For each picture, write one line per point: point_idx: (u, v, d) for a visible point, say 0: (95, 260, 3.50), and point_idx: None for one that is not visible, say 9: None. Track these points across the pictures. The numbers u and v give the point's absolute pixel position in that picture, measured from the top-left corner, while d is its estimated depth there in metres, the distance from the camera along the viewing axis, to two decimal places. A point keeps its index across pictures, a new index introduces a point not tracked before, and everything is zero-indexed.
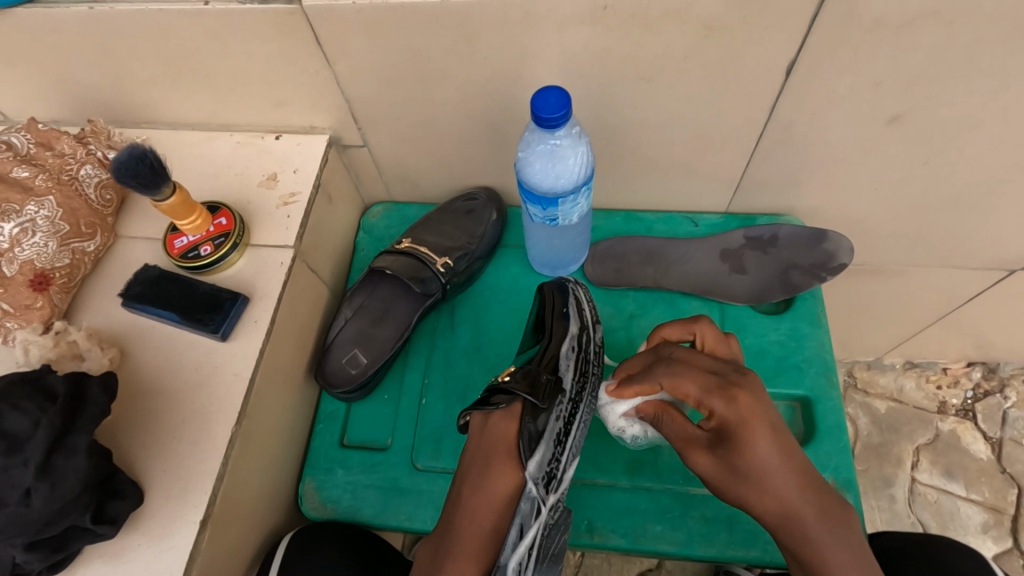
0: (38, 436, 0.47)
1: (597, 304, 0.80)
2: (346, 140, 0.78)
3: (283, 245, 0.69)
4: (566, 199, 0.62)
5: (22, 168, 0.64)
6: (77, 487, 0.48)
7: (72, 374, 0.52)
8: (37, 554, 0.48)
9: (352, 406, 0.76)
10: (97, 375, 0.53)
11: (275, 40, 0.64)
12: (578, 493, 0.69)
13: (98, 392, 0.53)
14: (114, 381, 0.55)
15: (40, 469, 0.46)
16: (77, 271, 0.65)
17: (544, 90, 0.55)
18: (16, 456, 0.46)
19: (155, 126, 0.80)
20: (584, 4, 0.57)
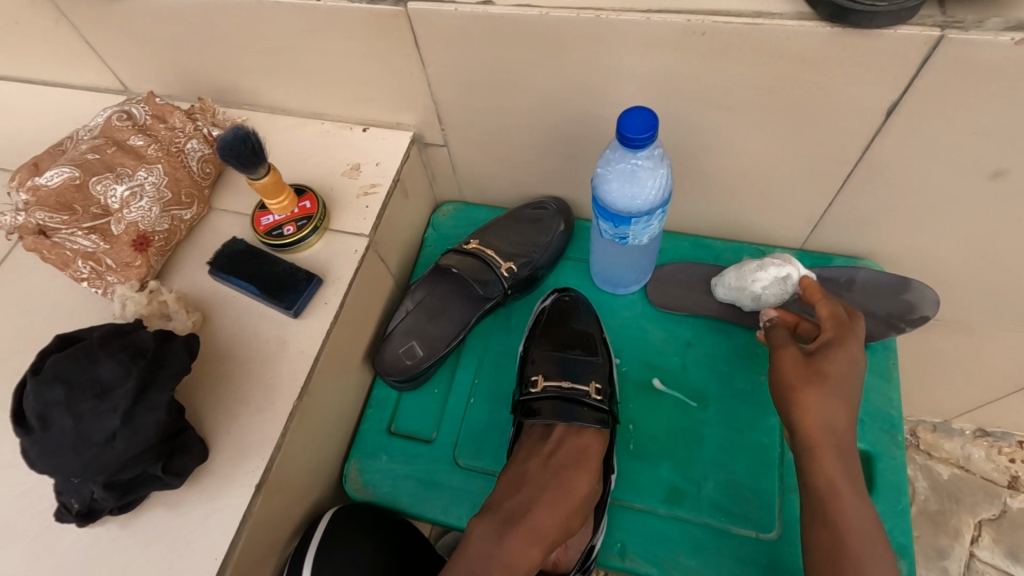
0: (125, 386, 0.51)
1: (653, 326, 0.79)
2: (428, 138, 0.81)
3: (359, 233, 0.72)
4: (639, 219, 0.62)
5: (138, 137, 0.69)
6: (153, 438, 0.52)
7: (160, 334, 0.56)
8: (110, 493, 0.53)
9: (402, 395, 0.79)
10: (182, 336, 0.57)
11: (376, 38, 0.67)
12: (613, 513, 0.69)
13: (181, 352, 0.56)
14: (197, 343, 0.58)
15: (121, 419, 0.50)
16: (172, 237, 0.70)
17: (632, 110, 0.55)
18: (104, 402, 0.50)
19: (254, 108, 0.85)
20: (680, 28, 0.56)
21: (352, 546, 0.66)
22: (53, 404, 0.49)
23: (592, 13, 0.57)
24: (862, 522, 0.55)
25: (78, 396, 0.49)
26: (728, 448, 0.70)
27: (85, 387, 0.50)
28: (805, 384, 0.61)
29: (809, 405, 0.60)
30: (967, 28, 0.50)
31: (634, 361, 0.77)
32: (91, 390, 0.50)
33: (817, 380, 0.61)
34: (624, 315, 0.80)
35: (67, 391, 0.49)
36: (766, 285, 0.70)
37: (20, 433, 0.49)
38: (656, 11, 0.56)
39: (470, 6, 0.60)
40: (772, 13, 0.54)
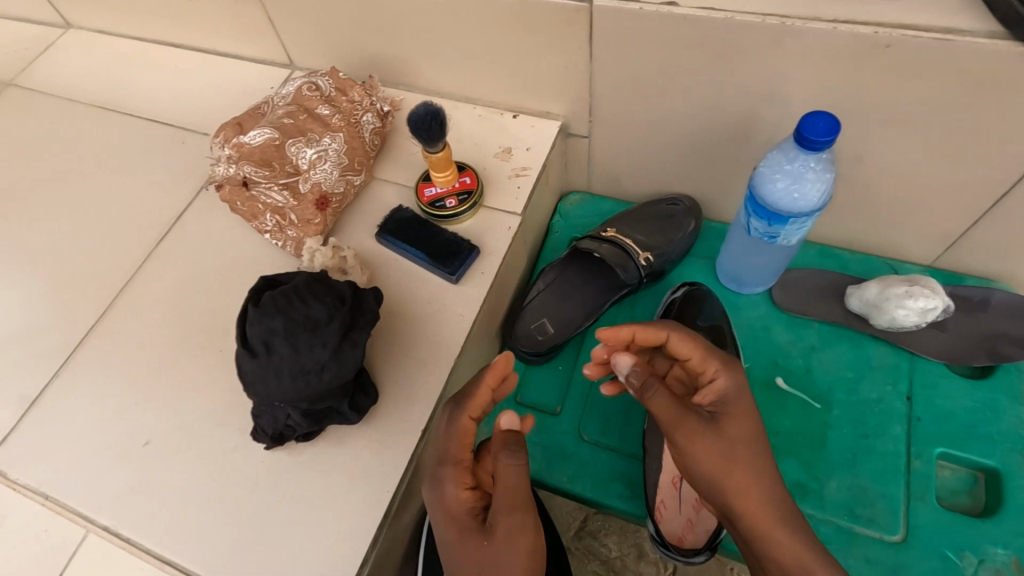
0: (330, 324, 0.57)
1: (778, 328, 0.81)
2: (573, 129, 0.85)
3: (512, 212, 0.77)
4: (798, 220, 0.64)
5: (325, 107, 0.75)
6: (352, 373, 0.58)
7: (353, 285, 0.62)
8: (305, 419, 0.60)
9: (529, 369, 0.83)
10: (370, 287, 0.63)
11: (553, 31, 0.72)
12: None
13: (370, 301, 0.62)
14: (381, 294, 0.64)
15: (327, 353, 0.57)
16: (345, 200, 0.76)
17: (814, 114, 0.57)
18: (316, 338, 0.56)
19: (410, 89, 0.91)
20: (865, 39, 0.59)
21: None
22: (273, 334, 0.55)
23: (777, 20, 0.61)
24: None
25: (294, 329, 0.55)
26: (853, 451, 0.72)
27: (299, 322, 0.56)
28: (709, 440, 0.56)
29: (737, 493, 0.55)
30: None
31: (758, 359, 0.80)
32: (305, 326, 0.56)
33: (711, 442, 0.56)
34: (748, 315, 0.83)
35: (286, 323, 0.55)
36: (905, 312, 0.72)
37: (241, 356, 0.56)
38: (843, 22, 0.59)
39: (656, 7, 0.64)
40: (963, 30, 0.56)
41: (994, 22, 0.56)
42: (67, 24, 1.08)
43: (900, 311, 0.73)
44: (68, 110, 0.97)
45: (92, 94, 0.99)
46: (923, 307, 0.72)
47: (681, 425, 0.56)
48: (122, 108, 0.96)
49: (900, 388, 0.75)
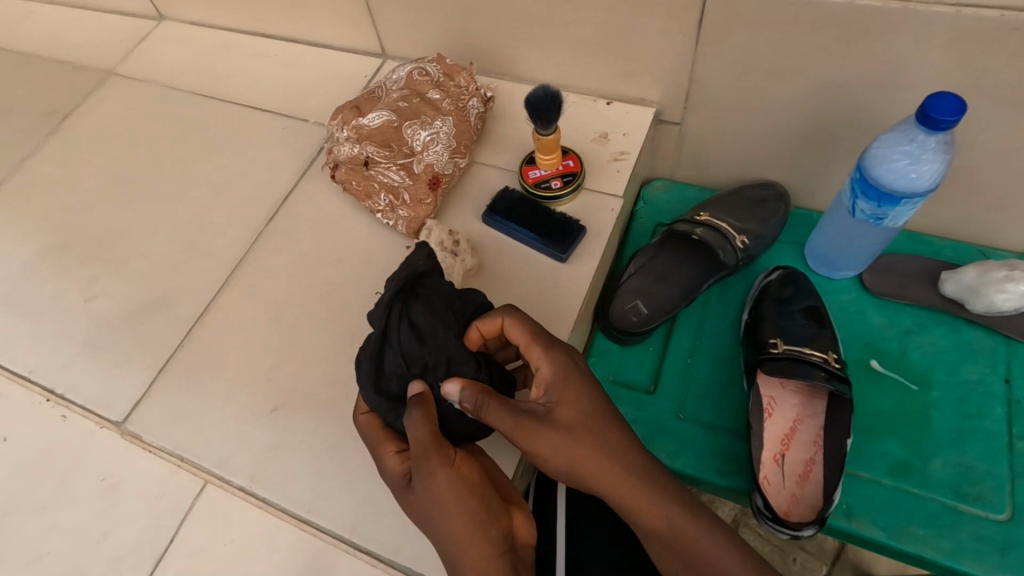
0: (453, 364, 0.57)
1: (871, 312, 0.82)
2: (666, 115, 0.87)
3: (613, 194, 0.78)
4: (911, 200, 0.66)
5: (436, 91, 0.78)
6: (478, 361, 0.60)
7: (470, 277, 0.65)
8: None
9: (622, 349, 0.85)
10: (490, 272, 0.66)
11: (662, 16, 0.74)
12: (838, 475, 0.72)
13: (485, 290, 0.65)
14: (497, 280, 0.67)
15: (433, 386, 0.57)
16: (450, 181, 0.78)
17: (940, 95, 0.59)
18: (448, 366, 0.58)
19: (502, 77, 0.93)
20: (990, 21, 0.60)
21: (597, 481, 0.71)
22: (404, 358, 0.57)
23: (900, 3, 0.62)
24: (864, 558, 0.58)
25: (411, 361, 0.57)
26: (957, 430, 0.73)
27: (413, 359, 0.57)
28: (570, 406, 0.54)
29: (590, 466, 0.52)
30: None
31: (853, 341, 0.81)
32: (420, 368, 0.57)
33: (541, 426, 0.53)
34: (841, 299, 0.84)
35: (399, 360, 0.57)
36: (1004, 295, 0.73)
37: (362, 369, 0.57)
38: (968, 4, 0.60)
39: None
40: None
41: None
42: (161, 17, 1.13)
43: (998, 294, 0.73)
44: (169, 97, 1.02)
45: (191, 82, 1.03)
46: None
47: (519, 425, 0.53)
48: (222, 96, 1.00)
49: (1000, 370, 0.76)
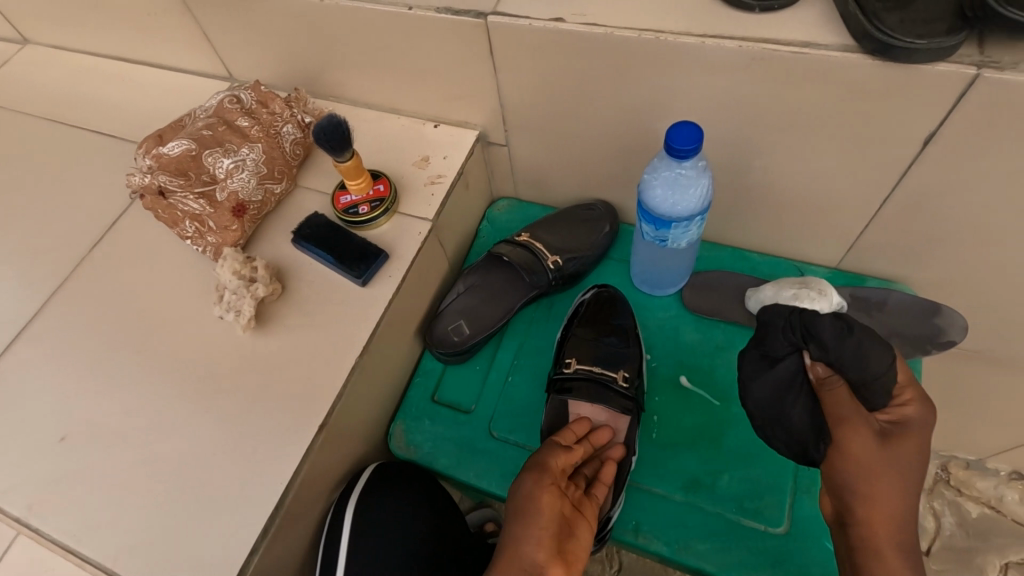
0: (785, 421, 0.61)
1: (687, 328, 0.84)
2: (492, 138, 0.89)
3: (423, 217, 0.81)
4: (679, 224, 0.68)
5: (244, 119, 0.79)
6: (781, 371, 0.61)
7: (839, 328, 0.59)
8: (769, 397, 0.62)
9: (448, 368, 0.86)
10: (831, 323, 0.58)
11: (456, 45, 0.75)
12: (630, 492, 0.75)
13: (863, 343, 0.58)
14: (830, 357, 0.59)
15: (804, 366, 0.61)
16: (264, 207, 0.80)
17: (680, 125, 0.61)
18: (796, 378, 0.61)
19: (340, 101, 0.95)
20: (732, 53, 0.62)
21: (393, 498, 0.75)
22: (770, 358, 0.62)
23: (653, 35, 0.64)
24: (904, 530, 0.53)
25: (781, 374, 0.61)
26: (748, 446, 0.75)
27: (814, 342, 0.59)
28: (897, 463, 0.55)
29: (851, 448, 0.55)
30: (1003, 68, 0.54)
31: (666, 359, 0.83)
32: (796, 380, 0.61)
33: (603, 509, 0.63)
34: (661, 316, 0.86)
35: (779, 373, 0.61)
36: None
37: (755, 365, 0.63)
38: (711, 36, 0.62)
39: (543, 23, 0.68)
40: (819, 44, 0.59)
41: (847, 36, 0.59)
42: (24, 40, 1.13)
43: None
44: (20, 122, 1.02)
45: (43, 107, 1.03)
46: (808, 309, 0.74)
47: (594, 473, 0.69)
48: (70, 121, 1.00)
49: None
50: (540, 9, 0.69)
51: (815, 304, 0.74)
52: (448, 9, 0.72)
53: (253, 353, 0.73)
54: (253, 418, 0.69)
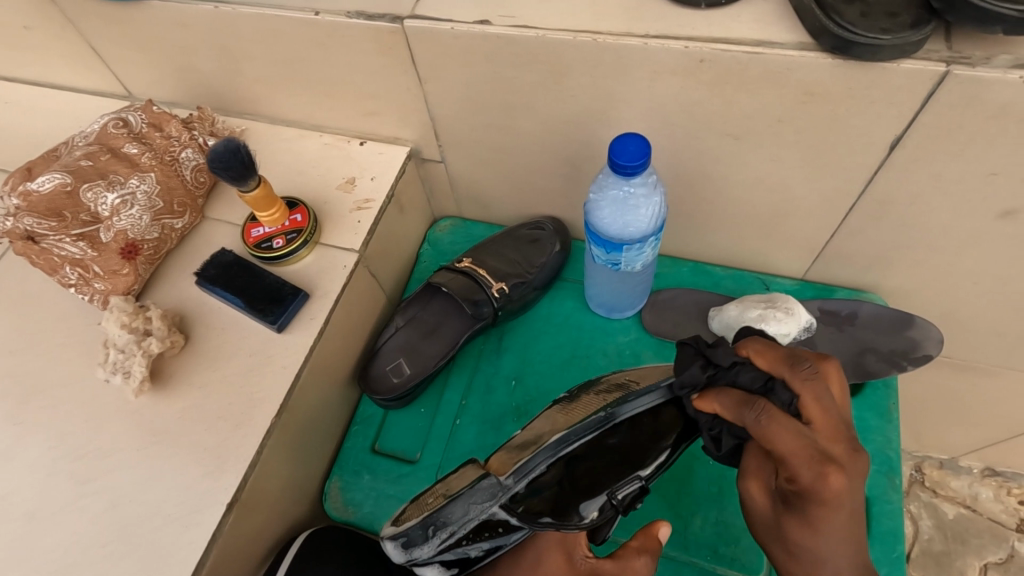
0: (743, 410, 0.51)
1: (648, 354, 0.77)
2: (425, 153, 0.80)
3: (349, 248, 0.72)
4: (632, 246, 0.61)
5: (133, 145, 0.70)
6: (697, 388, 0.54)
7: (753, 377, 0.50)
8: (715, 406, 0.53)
9: (389, 413, 0.78)
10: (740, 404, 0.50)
11: (373, 54, 0.66)
12: (601, 549, 0.67)
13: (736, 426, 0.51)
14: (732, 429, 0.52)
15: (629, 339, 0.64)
16: (163, 245, 0.69)
17: (623, 137, 0.54)
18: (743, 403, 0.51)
19: (254, 118, 0.85)
20: (679, 54, 0.55)
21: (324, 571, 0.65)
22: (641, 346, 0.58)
23: (590, 37, 0.57)
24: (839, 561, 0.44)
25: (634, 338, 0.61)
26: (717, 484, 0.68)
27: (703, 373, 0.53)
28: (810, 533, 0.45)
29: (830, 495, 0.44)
30: (976, 64, 0.49)
31: None
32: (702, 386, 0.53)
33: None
34: (619, 341, 0.79)
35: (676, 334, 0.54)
36: None
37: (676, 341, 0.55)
38: (655, 36, 0.55)
39: (467, 26, 0.60)
40: (773, 42, 0.53)
41: (804, 32, 0.53)
42: None
43: None
44: None
45: None
46: (771, 333, 0.69)
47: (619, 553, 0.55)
48: None
49: None
50: (463, 12, 0.61)
51: (778, 327, 0.69)
52: (360, 13, 0.63)
53: (152, 418, 0.63)
54: (153, 495, 0.59)
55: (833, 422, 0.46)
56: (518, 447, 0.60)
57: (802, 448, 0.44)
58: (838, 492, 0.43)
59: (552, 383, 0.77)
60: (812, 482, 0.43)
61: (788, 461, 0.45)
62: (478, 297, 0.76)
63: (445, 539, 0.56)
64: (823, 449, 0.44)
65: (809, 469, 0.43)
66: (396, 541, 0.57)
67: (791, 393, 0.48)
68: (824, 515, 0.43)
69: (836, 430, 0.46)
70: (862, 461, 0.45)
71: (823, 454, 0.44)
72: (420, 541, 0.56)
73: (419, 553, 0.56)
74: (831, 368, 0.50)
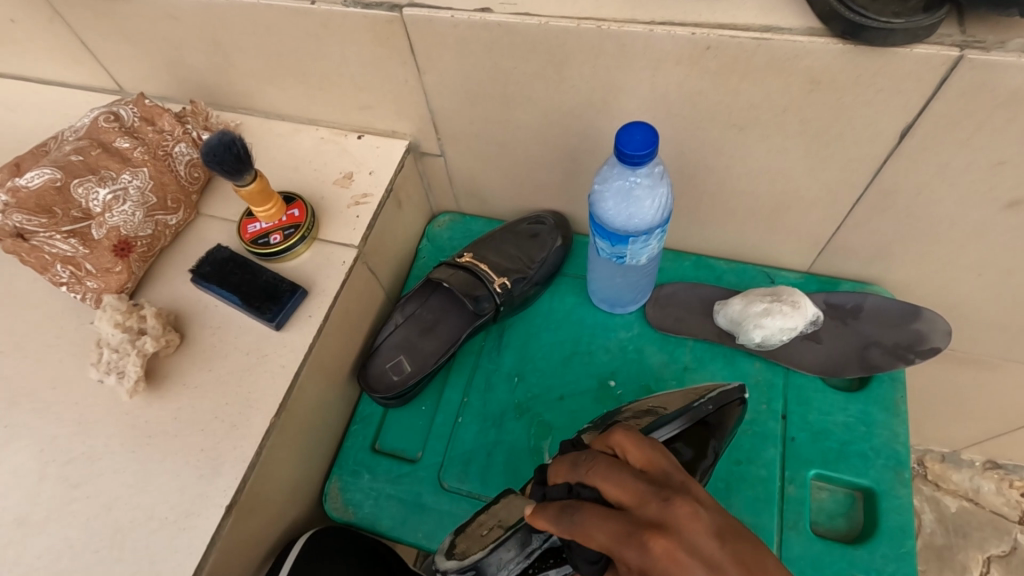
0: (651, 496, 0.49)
1: (651, 349, 0.76)
2: (424, 147, 0.79)
3: (347, 244, 0.70)
4: (637, 239, 0.60)
5: (124, 139, 0.68)
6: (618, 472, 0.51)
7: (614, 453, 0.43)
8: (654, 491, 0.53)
9: (389, 411, 0.77)
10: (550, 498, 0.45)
11: (370, 44, 0.65)
12: None
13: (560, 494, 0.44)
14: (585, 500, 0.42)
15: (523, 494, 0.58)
16: (156, 242, 0.68)
17: (629, 127, 0.53)
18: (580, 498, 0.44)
19: (248, 112, 0.83)
20: (684, 41, 0.54)
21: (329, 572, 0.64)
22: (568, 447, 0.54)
23: (593, 24, 0.55)
24: None
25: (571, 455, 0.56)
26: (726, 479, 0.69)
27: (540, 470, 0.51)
28: None
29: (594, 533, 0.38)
30: (988, 48, 0.48)
31: (629, 384, 0.74)
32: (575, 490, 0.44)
33: None
34: (621, 337, 0.78)
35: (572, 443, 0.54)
36: (762, 332, 0.69)
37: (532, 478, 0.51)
38: (659, 23, 0.54)
39: (467, 14, 0.58)
40: (780, 28, 0.52)
41: (812, 18, 0.52)
42: None
43: (758, 331, 0.70)
44: None
45: None
46: (777, 327, 0.69)
47: None
48: None
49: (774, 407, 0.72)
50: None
51: (785, 320, 0.68)
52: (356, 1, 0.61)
53: (146, 420, 0.61)
54: (148, 498, 0.58)
55: (631, 489, 0.38)
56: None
57: (618, 533, 0.36)
58: (666, 555, 0.33)
59: (555, 380, 0.76)
60: (641, 562, 0.34)
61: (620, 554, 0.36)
62: (478, 294, 0.75)
63: (513, 568, 0.55)
64: (642, 519, 0.36)
65: (632, 545, 0.35)
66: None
67: (591, 488, 0.41)
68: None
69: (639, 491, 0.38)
70: (705, 515, 0.35)
71: (640, 524, 0.36)
72: (489, 571, 0.55)
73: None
74: (639, 452, 0.42)
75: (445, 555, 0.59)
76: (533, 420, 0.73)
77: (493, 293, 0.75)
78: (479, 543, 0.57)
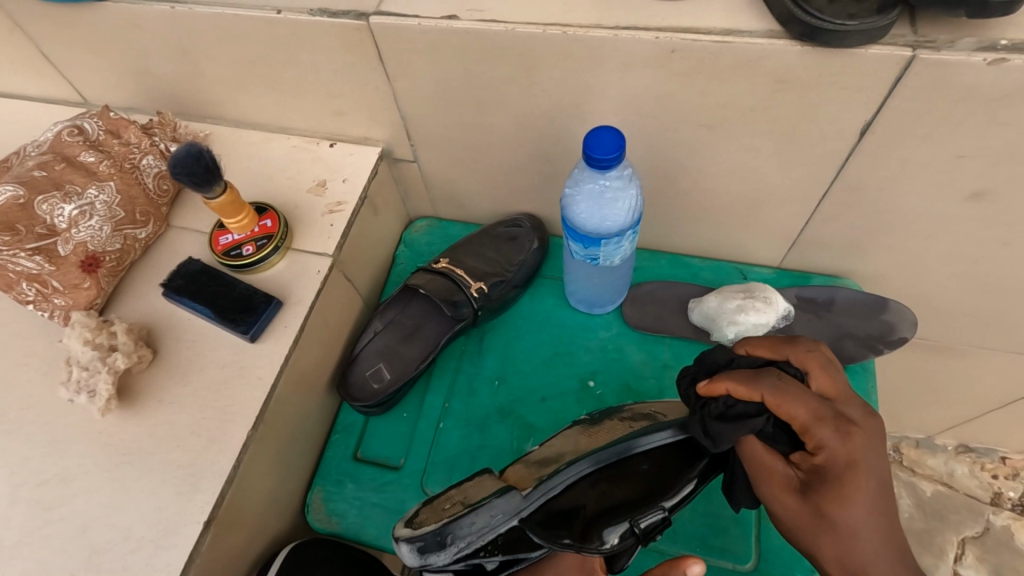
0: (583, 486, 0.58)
1: (630, 348, 0.77)
2: (398, 154, 0.79)
3: (322, 253, 0.70)
4: (610, 241, 0.61)
5: (89, 153, 0.67)
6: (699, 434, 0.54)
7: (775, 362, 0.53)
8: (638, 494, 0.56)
9: (370, 419, 0.76)
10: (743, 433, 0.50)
11: (340, 52, 0.65)
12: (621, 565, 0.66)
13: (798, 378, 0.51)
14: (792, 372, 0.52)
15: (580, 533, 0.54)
16: (126, 256, 0.67)
17: (598, 131, 0.53)
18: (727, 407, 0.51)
19: (218, 122, 0.82)
20: (650, 45, 0.55)
21: None
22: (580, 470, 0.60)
23: (559, 29, 0.56)
24: (873, 520, 0.43)
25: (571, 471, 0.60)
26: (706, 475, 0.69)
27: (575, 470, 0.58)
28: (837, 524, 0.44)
29: (786, 409, 0.47)
30: (940, 48, 0.49)
31: (609, 384, 0.75)
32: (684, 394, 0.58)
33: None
34: (601, 336, 0.78)
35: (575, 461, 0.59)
36: (734, 330, 0.71)
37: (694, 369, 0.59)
38: (624, 28, 0.55)
39: (435, 21, 0.58)
40: (742, 31, 0.53)
41: (772, 20, 0.53)
42: None
43: (730, 329, 0.71)
44: None
45: None
46: (749, 325, 0.70)
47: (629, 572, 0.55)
48: None
49: None
50: (430, 7, 0.59)
51: (756, 318, 0.70)
52: (323, 10, 0.61)
53: (120, 438, 0.60)
54: (124, 517, 0.57)
55: (836, 388, 0.49)
56: (537, 461, 0.63)
57: (818, 411, 0.46)
58: (852, 450, 0.45)
59: (536, 382, 0.76)
60: (840, 445, 0.45)
61: (816, 428, 0.46)
62: (455, 299, 0.75)
63: (463, 547, 0.54)
64: (839, 411, 0.47)
65: (834, 429, 0.45)
66: (413, 546, 0.54)
67: (799, 368, 0.51)
68: (853, 482, 0.44)
69: (844, 393, 0.49)
70: (875, 423, 0.47)
71: (839, 416, 0.47)
72: (443, 546, 0.54)
73: (435, 559, 0.54)
74: (819, 355, 0.51)
75: (404, 524, 0.58)
76: (516, 423, 0.74)
77: (471, 297, 0.75)
78: (436, 515, 0.57)
